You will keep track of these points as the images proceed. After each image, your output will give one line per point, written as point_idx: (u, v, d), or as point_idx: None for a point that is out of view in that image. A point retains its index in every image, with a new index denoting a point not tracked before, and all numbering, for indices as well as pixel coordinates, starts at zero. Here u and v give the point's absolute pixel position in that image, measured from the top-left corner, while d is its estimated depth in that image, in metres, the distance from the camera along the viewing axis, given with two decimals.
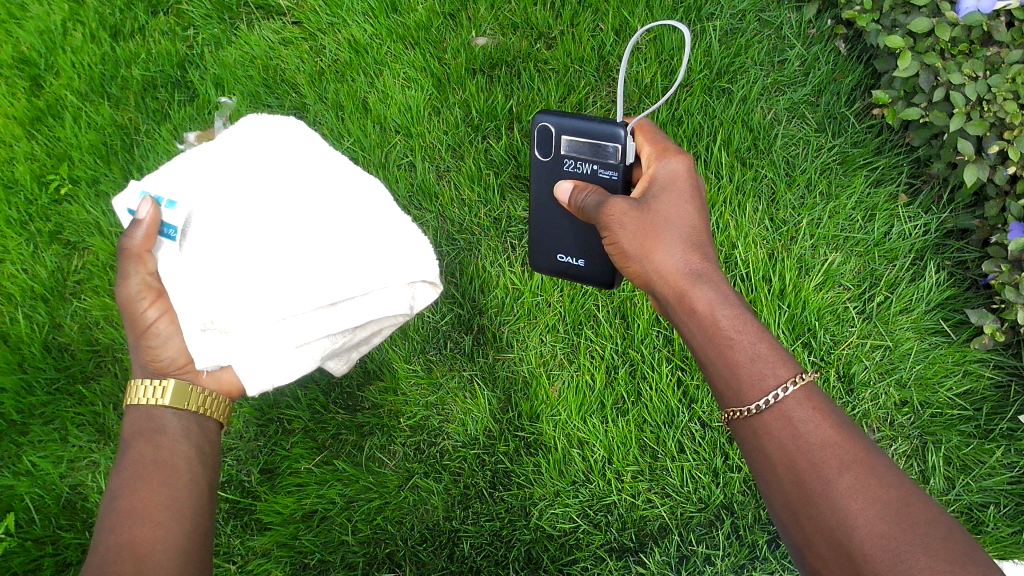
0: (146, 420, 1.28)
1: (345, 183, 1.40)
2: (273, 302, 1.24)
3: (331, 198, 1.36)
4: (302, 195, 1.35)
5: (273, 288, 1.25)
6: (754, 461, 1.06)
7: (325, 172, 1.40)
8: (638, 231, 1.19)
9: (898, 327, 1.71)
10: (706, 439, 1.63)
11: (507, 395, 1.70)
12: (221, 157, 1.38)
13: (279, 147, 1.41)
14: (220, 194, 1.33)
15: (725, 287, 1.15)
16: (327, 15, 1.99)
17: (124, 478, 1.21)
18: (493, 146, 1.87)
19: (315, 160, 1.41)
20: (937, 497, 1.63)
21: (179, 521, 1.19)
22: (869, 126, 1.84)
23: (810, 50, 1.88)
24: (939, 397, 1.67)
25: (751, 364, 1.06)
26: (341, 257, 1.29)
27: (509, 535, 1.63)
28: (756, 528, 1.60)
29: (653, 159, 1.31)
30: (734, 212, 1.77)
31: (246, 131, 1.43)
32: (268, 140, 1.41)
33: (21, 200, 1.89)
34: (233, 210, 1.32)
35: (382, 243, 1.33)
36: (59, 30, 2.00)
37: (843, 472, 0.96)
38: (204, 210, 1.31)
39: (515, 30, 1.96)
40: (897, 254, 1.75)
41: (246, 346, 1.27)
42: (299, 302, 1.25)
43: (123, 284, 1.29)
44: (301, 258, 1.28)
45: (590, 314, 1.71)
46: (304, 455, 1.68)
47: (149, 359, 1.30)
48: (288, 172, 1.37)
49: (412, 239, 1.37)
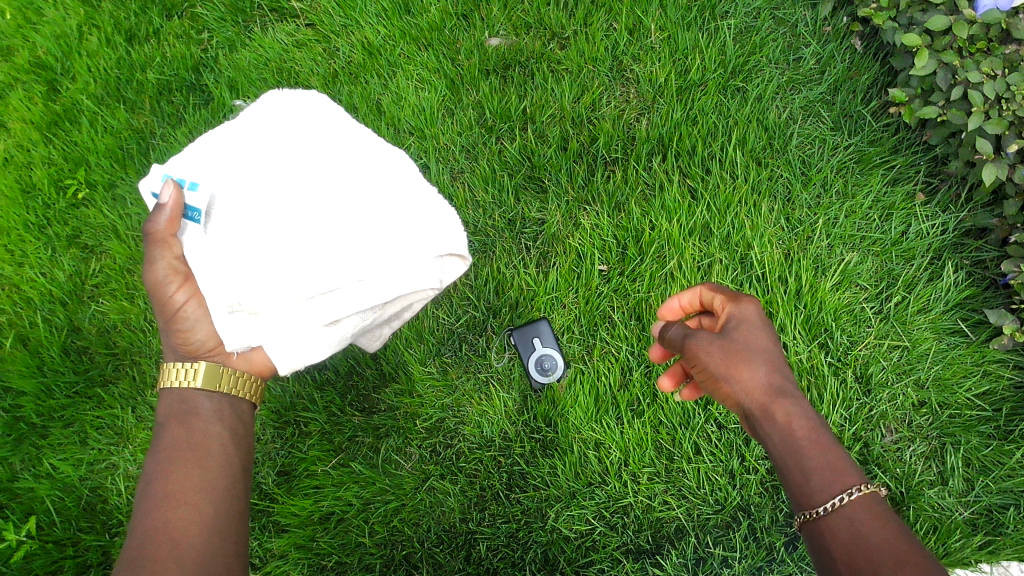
0: (180, 402, 1.29)
1: (367, 153, 1.35)
2: (302, 279, 1.21)
3: (357, 175, 1.31)
4: (323, 167, 1.30)
5: (302, 266, 1.21)
6: (819, 566, 0.98)
7: (351, 145, 1.35)
8: (722, 359, 1.15)
9: (916, 327, 1.68)
10: (723, 440, 1.62)
11: (523, 397, 1.70)
12: (250, 143, 1.33)
13: (301, 120, 1.35)
14: (244, 173, 1.29)
15: (805, 404, 1.10)
16: (340, 17, 2.02)
17: (160, 460, 1.21)
18: (508, 146, 1.87)
19: (337, 133, 1.36)
20: (955, 499, 1.59)
21: (214, 502, 1.19)
22: (886, 125, 1.83)
23: (825, 48, 1.90)
24: (958, 398, 1.63)
25: (821, 471, 1.01)
26: (365, 229, 1.25)
27: (526, 537, 1.62)
28: (774, 530, 1.59)
29: (727, 304, 1.27)
30: (750, 212, 1.78)
31: (267, 110, 1.38)
32: (293, 116, 1.35)
33: (39, 204, 1.90)
34: (257, 189, 1.27)
35: (405, 220, 1.29)
36: (75, 34, 2.04)
37: (897, 569, 0.87)
38: (228, 193, 1.27)
39: (529, 30, 1.99)
40: (914, 253, 1.74)
41: (277, 327, 1.23)
42: (329, 279, 1.21)
43: (150, 268, 1.26)
44: (328, 235, 1.24)
45: (605, 315, 1.73)
46: (321, 457, 1.69)
47: (181, 342, 1.30)
48: (315, 151, 1.32)
49: (439, 215, 1.33)
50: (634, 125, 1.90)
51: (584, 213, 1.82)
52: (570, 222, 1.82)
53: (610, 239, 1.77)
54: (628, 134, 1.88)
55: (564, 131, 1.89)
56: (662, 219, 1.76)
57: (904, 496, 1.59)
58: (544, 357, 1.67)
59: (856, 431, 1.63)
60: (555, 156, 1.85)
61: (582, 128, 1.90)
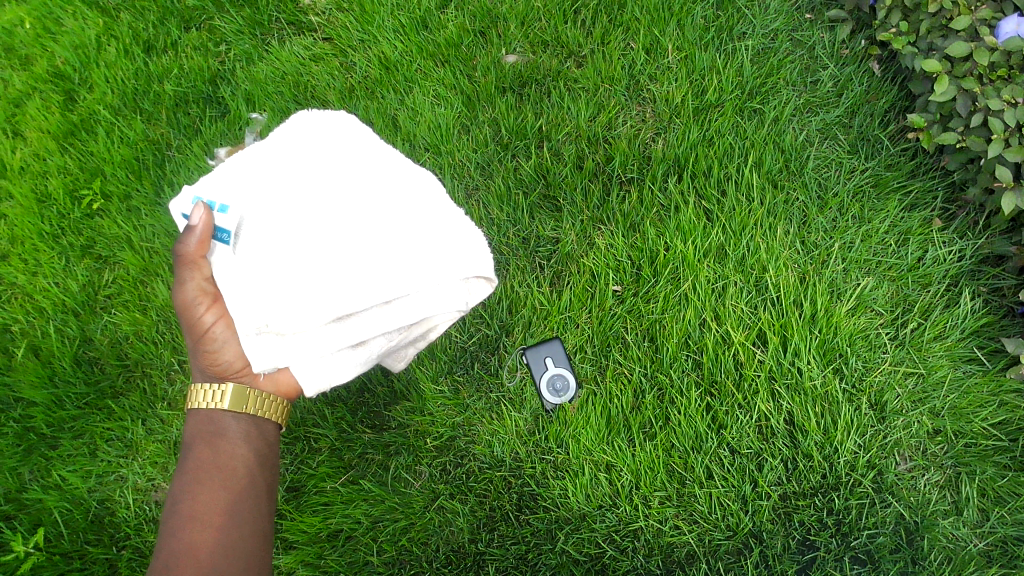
0: (206, 423, 1.30)
1: (396, 172, 1.33)
2: (330, 300, 1.17)
3: (384, 191, 1.29)
4: (351, 186, 1.29)
5: (330, 286, 1.18)
6: None
7: (380, 164, 1.33)
8: None
9: (932, 354, 1.66)
10: (735, 465, 1.60)
11: (535, 417, 1.68)
12: (278, 164, 1.33)
13: (334, 141, 1.35)
14: (272, 195, 1.28)
15: None
16: (358, 33, 2.04)
17: (186, 479, 1.24)
18: (523, 164, 1.88)
19: (367, 152, 1.35)
20: (971, 530, 1.55)
21: (239, 524, 1.22)
22: (903, 150, 1.83)
23: (843, 72, 1.90)
24: (973, 427, 1.61)
25: None
26: (392, 250, 1.22)
27: (535, 559, 1.60)
28: (786, 558, 1.56)
29: None
30: (765, 234, 1.76)
31: (298, 131, 1.38)
32: (325, 137, 1.36)
33: (54, 214, 1.91)
34: (286, 210, 1.27)
35: (434, 237, 1.26)
36: (93, 45, 2.08)
37: None
38: (257, 212, 1.26)
39: (546, 48, 2.01)
40: (931, 280, 1.72)
41: (302, 348, 1.20)
42: (358, 298, 1.18)
43: (180, 289, 1.27)
44: (355, 256, 1.21)
45: (618, 336, 1.72)
46: (331, 473, 1.69)
47: (209, 363, 1.30)
48: (344, 171, 1.31)
49: (468, 234, 1.29)
50: (650, 144, 1.89)
51: (598, 233, 1.82)
52: (585, 242, 1.81)
53: (624, 259, 1.76)
54: (643, 154, 1.88)
55: (580, 150, 1.89)
56: (677, 240, 1.75)
57: (919, 525, 1.55)
58: (556, 377, 1.67)
59: (871, 458, 1.60)
60: (570, 175, 1.86)
61: (598, 147, 1.89)
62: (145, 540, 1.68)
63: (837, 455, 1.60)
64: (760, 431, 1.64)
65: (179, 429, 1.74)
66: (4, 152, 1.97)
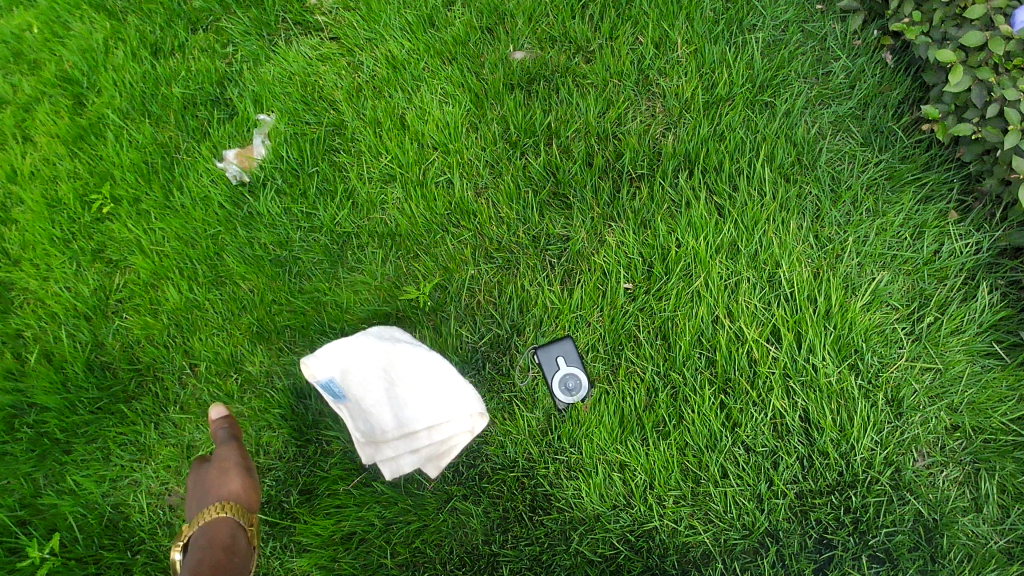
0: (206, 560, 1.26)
1: (424, 360, 1.63)
2: (393, 427, 1.59)
3: (419, 368, 1.63)
4: (399, 368, 1.63)
5: (393, 444, 1.59)
6: None
7: (415, 353, 1.64)
8: None
9: (949, 349, 1.63)
10: (750, 464, 1.59)
11: (547, 416, 1.67)
12: (343, 344, 1.64)
13: (374, 350, 1.64)
14: (348, 343, 1.65)
15: None
16: (365, 32, 2.04)
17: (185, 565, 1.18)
18: (532, 162, 1.86)
19: (403, 353, 1.64)
20: (990, 526, 1.53)
21: None
22: (918, 142, 1.80)
23: (856, 62, 1.88)
24: (992, 422, 1.58)
25: None
26: (428, 399, 1.60)
27: (550, 560, 1.59)
28: (803, 557, 1.55)
29: None
30: (778, 229, 1.74)
31: (345, 341, 1.65)
32: (366, 346, 1.64)
33: (65, 219, 1.92)
34: (355, 343, 1.65)
35: (457, 411, 1.59)
36: (101, 48, 2.08)
37: None
38: (343, 364, 1.62)
39: (554, 43, 1.99)
40: (947, 273, 1.69)
41: (376, 436, 1.60)
42: (406, 423, 1.59)
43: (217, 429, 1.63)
44: (406, 413, 1.60)
45: (630, 334, 1.71)
46: (343, 476, 1.68)
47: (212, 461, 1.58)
48: (393, 355, 1.63)
49: (469, 400, 1.59)
50: (660, 140, 1.88)
51: (609, 230, 1.80)
52: (596, 239, 1.79)
53: (636, 256, 1.75)
54: (654, 150, 1.86)
55: (589, 147, 1.88)
56: (688, 237, 1.74)
57: (938, 522, 1.54)
58: (568, 376, 1.66)
59: (888, 455, 1.58)
60: (579, 172, 1.84)
61: (608, 143, 1.88)
62: (160, 544, 1.67)
63: (854, 452, 1.58)
64: (775, 429, 1.62)
65: (191, 433, 1.75)
66: (15, 158, 1.98)
